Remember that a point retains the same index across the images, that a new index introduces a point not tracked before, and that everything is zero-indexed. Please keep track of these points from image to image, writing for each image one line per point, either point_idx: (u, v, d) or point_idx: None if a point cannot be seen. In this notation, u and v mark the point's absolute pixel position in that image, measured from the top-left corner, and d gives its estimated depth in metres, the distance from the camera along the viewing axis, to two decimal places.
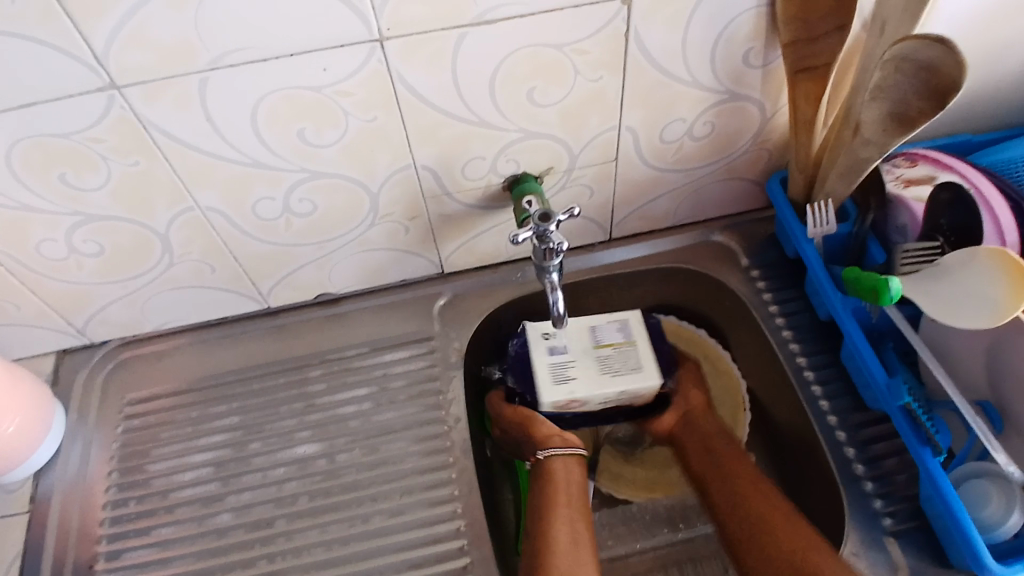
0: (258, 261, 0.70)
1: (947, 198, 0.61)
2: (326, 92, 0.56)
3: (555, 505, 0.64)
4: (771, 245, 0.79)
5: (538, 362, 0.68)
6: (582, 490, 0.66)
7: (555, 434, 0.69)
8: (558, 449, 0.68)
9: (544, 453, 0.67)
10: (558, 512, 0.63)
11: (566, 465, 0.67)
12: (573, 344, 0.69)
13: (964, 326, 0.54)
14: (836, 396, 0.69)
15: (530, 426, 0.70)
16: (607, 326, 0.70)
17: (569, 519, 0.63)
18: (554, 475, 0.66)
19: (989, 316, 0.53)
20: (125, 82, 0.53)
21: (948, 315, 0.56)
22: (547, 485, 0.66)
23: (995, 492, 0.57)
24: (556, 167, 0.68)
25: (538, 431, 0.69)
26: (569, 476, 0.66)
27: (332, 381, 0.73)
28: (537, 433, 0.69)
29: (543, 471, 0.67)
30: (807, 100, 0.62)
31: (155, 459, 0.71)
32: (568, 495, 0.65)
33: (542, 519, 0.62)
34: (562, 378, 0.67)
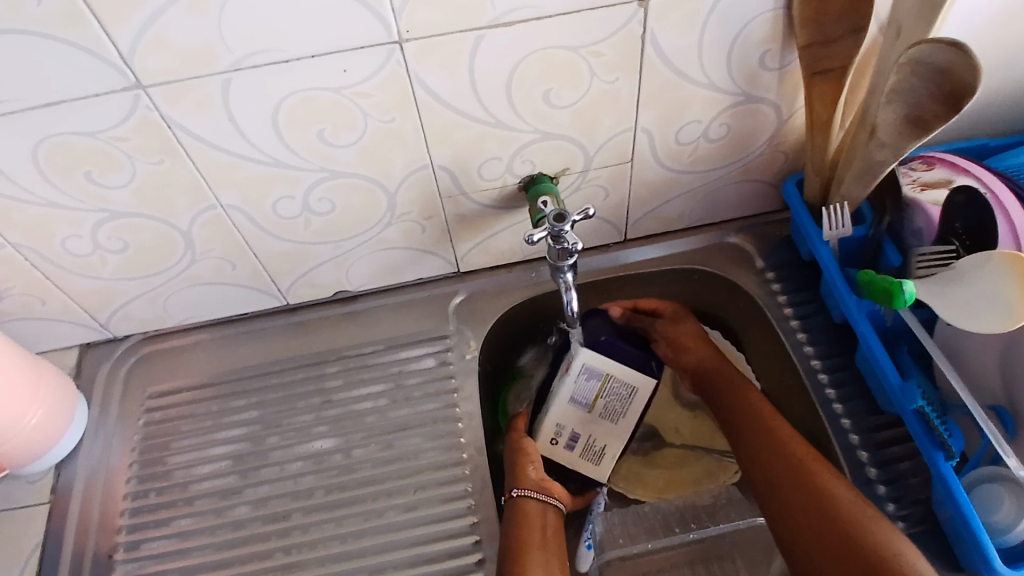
0: (277, 259, 0.71)
1: (961, 201, 0.61)
2: (345, 93, 0.57)
3: (528, 545, 0.61)
4: (786, 247, 0.79)
5: (572, 462, 0.71)
6: (553, 537, 0.64)
7: (538, 478, 0.67)
8: (536, 492, 0.66)
9: (520, 493, 0.65)
10: (531, 554, 0.61)
11: (540, 510, 0.65)
12: (573, 416, 0.70)
13: (980, 328, 0.54)
14: (851, 398, 0.69)
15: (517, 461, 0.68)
16: (580, 385, 0.69)
17: (546, 561, 0.61)
18: (527, 516, 0.64)
19: (1004, 319, 0.53)
20: (150, 82, 0.54)
21: (963, 317, 0.56)
22: (516, 524, 0.63)
23: (1007, 496, 0.57)
24: (572, 168, 0.69)
25: (523, 469, 0.68)
26: (542, 521, 0.64)
27: (349, 377, 0.74)
28: (521, 470, 0.67)
29: (516, 510, 0.65)
30: (823, 103, 0.62)
31: (174, 451, 0.72)
32: (540, 538, 0.63)
33: (516, 555, 0.60)
34: (598, 455, 0.71)
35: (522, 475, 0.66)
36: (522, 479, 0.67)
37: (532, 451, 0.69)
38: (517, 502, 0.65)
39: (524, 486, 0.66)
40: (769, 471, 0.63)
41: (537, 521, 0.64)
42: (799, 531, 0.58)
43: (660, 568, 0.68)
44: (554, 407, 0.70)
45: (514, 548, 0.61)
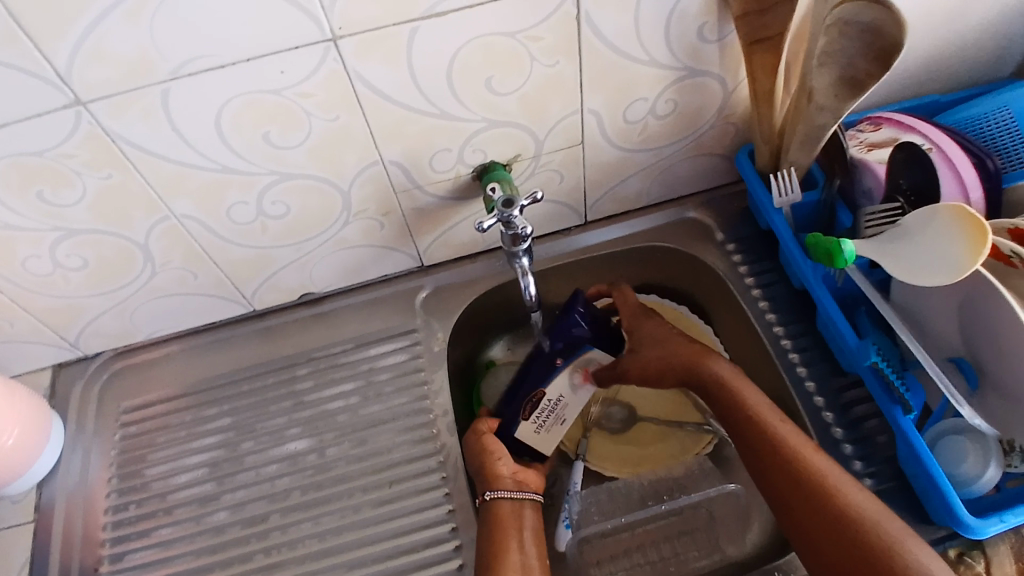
0: (238, 265, 0.72)
1: (903, 158, 0.62)
2: (287, 94, 0.57)
3: (501, 546, 0.60)
4: (746, 218, 0.80)
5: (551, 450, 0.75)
6: (531, 534, 0.63)
7: (508, 476, 0.65)
8: (509, 491, 0.64)
9: (493, 495, 0.64)
10: (506, 554, 0.59)
11: (514, 508, 0.63)
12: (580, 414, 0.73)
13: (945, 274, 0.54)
14: (814, 362, 0.70)
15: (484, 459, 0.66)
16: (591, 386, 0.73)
17: (521, 559, 0.60)
18: (500, 515, 0.63)
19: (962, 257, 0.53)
20: (91, 97, 0.54)
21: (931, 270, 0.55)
22: (491, 526, 0.62)
23: (971, 449, 0.58)
24: (524, 154, 0.69)
25: (491, 468, 0.66)
26: (518, 520, 0.63)
27: (319, 378, 0.75)
28: (490, 471, 0.66)
29: (490, 511, 0.63)
30: (764, 71, 0.63)
31: (151, 463, 0.73)
32: (515, 539, 0.61)
33: (489, 557, 0.59)
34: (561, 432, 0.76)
35: (492, 475, 0.65)
36: (492, 479, 0.65)
37: (498, 447, 0.67)
38: (490, 503, 0.63)
39: (495, 487, 0.64)
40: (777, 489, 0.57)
41: (512, 519, 0.63)
42: (816, 556, 0.54)
43: (639, 544, 0.69)
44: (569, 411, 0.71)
45: (487, 551, 0.60)
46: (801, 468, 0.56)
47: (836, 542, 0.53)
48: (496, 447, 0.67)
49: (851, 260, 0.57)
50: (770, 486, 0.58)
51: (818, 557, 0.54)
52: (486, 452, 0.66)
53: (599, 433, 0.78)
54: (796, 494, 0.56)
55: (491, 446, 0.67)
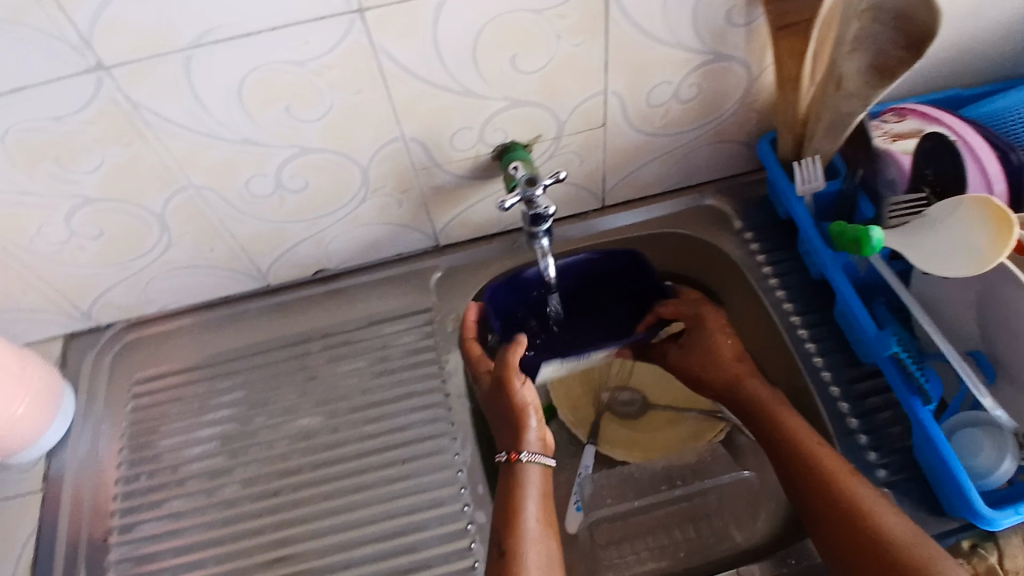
0: (254, 239, 0.71)
1: (930, 147, 0.61)
2: (308, 66, 0.57)
3: (526, 517, 0.57)
4: (764, 206, 0.79)
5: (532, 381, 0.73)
6: (551, 504, 0.60)
7: (539, 439, 0.62)
8: (539, 455, 0.61)
9: (528, 457, 0.60)
10: (531, 526, 0.57)
11: (542, 477, 0.61)
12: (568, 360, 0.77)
13: (971, 265, 0.54)
14: (830, 352, 0.69)
15: (518, 411, 0.62)
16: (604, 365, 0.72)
17: (545, 533, 0.57)
18: (527, 480, 0.60)
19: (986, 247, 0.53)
20: (112, 63, 0.53)
21: (954, 258, 0.55)
22: (517, 491, 0.59)
23: (987, 441, 0.58)
24: (544, 135, 0.69)
25: (523, 425, 0.62)
26: (540, 488, 0.60)
27: (332, 355, 0.75)
28: (523, 428, 0.62)
29: (517, 474, 0.60)
30: (791, 57, 0.62)
31: (163, 435, 0.73)
32: (539, 509, 0.59)
33: (513, 527, 0.57)
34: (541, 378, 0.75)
35: (527, 437, 0.61)
36: (523, 438, 0.61)
37: (536, 402, 0.63)
38: (520, 465, 0.60)
39: (526, 449, 0.61)
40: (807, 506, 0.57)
41: (536, 486, 0.60)
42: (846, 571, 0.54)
43: (649, 527, 0.69)
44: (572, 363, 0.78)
45: (511, 517, 0.57)
46: (836, 485, 0.56)
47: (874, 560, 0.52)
48: (533, 400, 0.62)
49: (879, 247, 0.57)
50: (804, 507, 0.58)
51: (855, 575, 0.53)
52: (526, 408, 0.61)
53: (611, 416, 0.78)
54: (826, 509, 0.56)
55: (530, 399, 0.62)
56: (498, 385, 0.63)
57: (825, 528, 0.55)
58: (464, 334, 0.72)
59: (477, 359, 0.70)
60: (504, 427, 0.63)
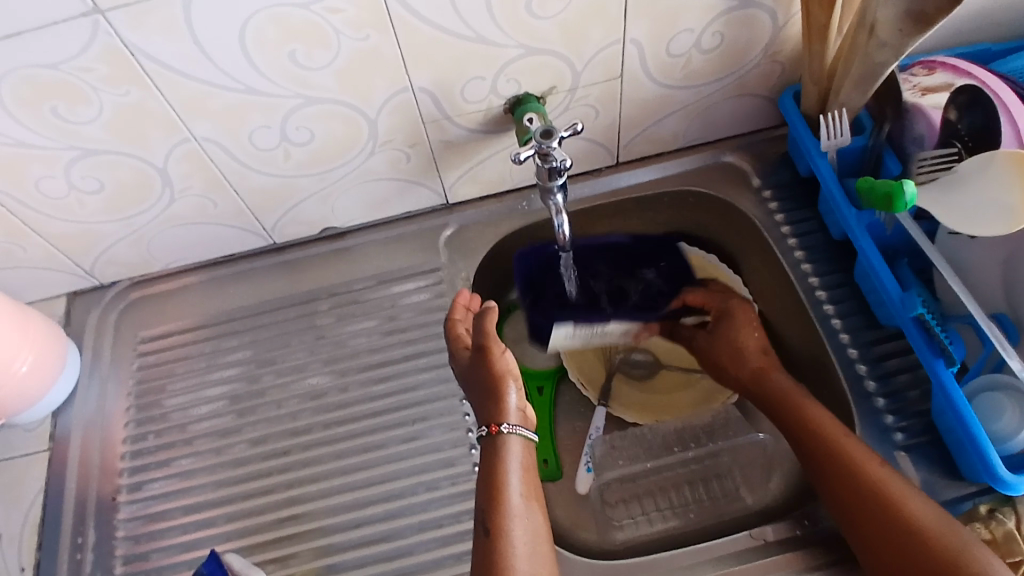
0: (260, 194, 0.69)
1: (964, 102, 0.60)
2: (315, 9, 0.54)
3: (510, 492, 0.56)
4: (784, 164, 0.77)
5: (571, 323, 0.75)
6: (534, 477, 0.58)
7: (519, 409, 0.58)
8: (520, 427, 0.58)
9: (511, 428, 0.57)
10: (515, 502, 0.55)
11: (526, 450, 0.58)
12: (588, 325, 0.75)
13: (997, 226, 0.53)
14: (849, 314, 0.68)
15: (498, 380, 0.58)
16: None
17: (529, 507, 0.56)
18: (509, 453, 0.57)
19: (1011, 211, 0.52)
20: (110, 6, 0.51)
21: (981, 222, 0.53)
22: (497, 466, 0.57)
23: (1011, 405, 0.56)
24: (559, 87, 0.66)
25: (502, 395, 0.58)
26: (523, 461, 0.58)
27: (340, 314, 0.73)
28: (503, 398, 0.58)
29: (497, 448, 0.57)
30: (821, 4, 0.59)
31: (170, 394, 0.72)
32: (522, 484, 0.57)
33: (499, 503, 0.55)
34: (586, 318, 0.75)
35: (506, 406, 0.57)
36: (503, 408, 0.58)
37: (515, 370, 0.59)
38: (501, 437, 0.57)
39: (507, 420, 0.58)
40: (824, 479, 0.57)
41: (519, 459, 0.58)
42: (867, 556, 0.53)
43: (659, 487, 0.69)
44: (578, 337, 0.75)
45: (494, 493, 0.56)
46: (861, 471, 0.55)
47: (893, 549, 0.52)
48: (511, 368, 0.59)
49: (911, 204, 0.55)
50: (824, 490, 0.57)
51: (873, 558, 0.53)
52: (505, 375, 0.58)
53: (622, 377, 0.77)
54: (851, 493, 0.55)
55: (510, 367, 0.59)
56: (477, 353, 0.60)
57: (840, 501, 0.56)
58: (450, 313, 0.65)
59: (459, 334, 0.64)
60: (480, 399, 0.59)
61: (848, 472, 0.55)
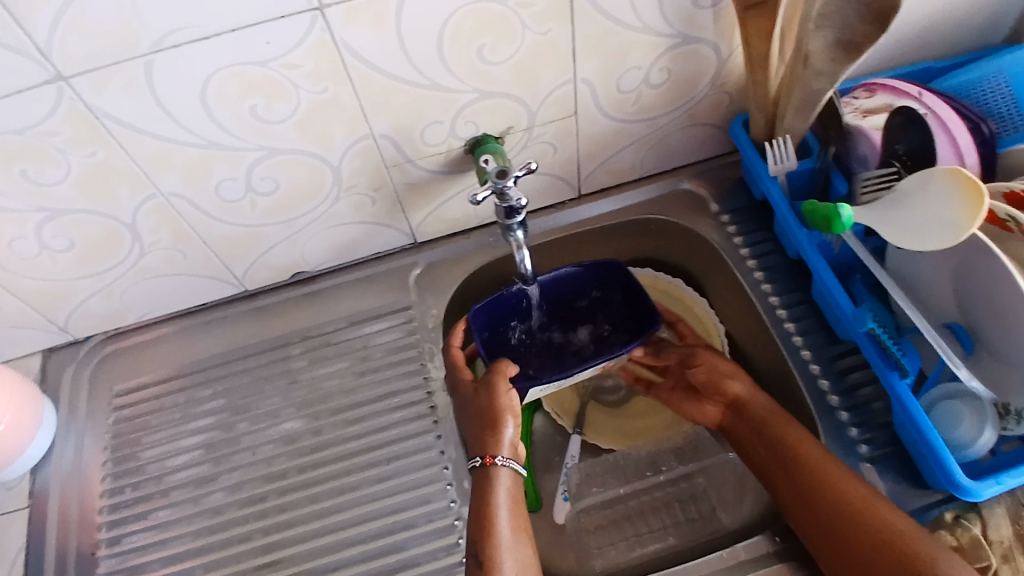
0: (228, 243, 0.70)
1: (900, 122, 0.62)
2: (272, 66, 0.56)
3: (500, 526, 0.57)
4: (740, 188, 0.79)
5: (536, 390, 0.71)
6: (522, 511, 0.60)
7: (513, 443, 0.62)
8: (510, 459, 0.61)
9: (503, 462, 0.60)
10: (505, 535, 0.57)
11: (514, 483, 0.61)
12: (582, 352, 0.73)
13: (938, 246, 0.53)
14: (810, 331, 0.70)
15: (498, 413, 0.62)
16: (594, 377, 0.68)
17: (517, 539, 0.58)
18: (498, 486, 0.60)
19: (953, 233, 0.52)
20: (72, 72, 0.52)
21: (920, 240, 0.54)
22: (488, 498, 0.59)
23: (968, 413, 0.58)
24: (516, 126, 0.68)
25: (500, 428, 0.62)
26: (512, 493, 0.60)
27: (312, 358, 0.74)
28: (500, 432, 0.61)
29: (488, 479, 0.60)
30: (760, 38, 0.62)
31: (147, 446, 0.72)
32: (510, 516, 0.59)
33: (491, 535, 0.57)
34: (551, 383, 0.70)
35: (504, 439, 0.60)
36: (499, 441, 0.61)
37: (517, 408, 0.62)
38: (493, 470, 0.60)
39: (499, 453, 0.61)
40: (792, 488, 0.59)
41: (508, 492, 0.60)
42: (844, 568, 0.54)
43: (638, 513, 0.70)
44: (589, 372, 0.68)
45: (485, 527, 0.57)
46: (832, 485, 0.56)
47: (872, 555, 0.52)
48: (513, 406, 0.62)
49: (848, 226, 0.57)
50: (799, 504, 0.58)
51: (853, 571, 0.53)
52: (507, 411, 0.61)
53: (595, 405, 0.78)
54: (827, 505, 0.56)
55: (512, 404, 0.62)
56: (484, 385, 0.63)
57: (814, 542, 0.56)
58: (455, 345, 0.69)
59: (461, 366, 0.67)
60: (479, 426, 0.62)
61: (820, 484, 0.57)
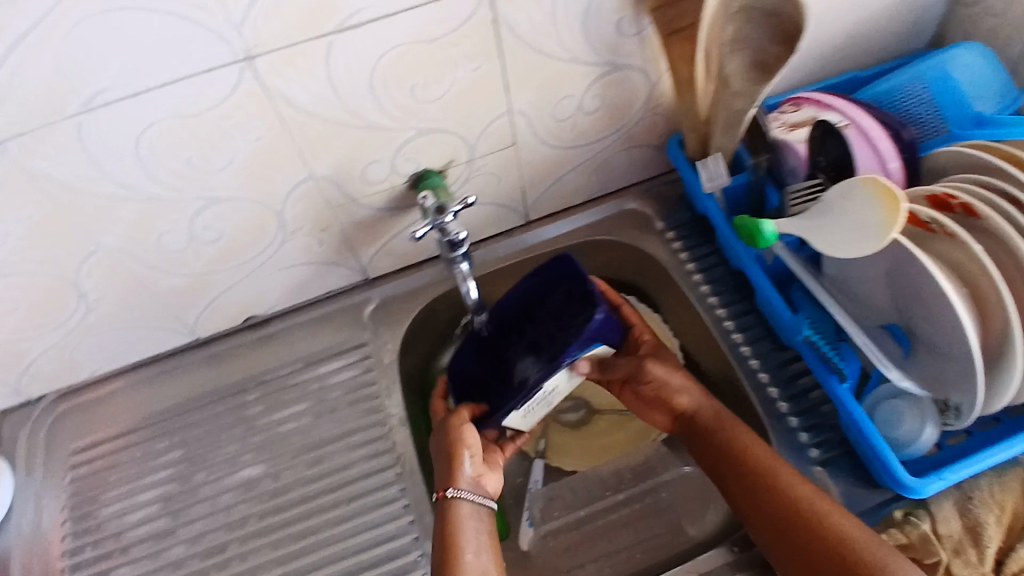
0: (176, 293, 0.70)
1: (819, 134, 0.64)
2: (205, 117, 0.56)
3: (461, 553, 0.58)
4: (683, 204, 0.81)
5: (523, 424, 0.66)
6: (487, 539, 0.61)
7: (472, 475, 0.63)
8: (469, 491, 0.62)
9: (453, 494, 0.61)
10: (467, 563, 0.58)
11: (474, 513, 0.62)
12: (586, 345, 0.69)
13: (862, 253, 0.55)
14: (757, 339, 0.71)
15: (454, 447, 0.63)
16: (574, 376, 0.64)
17: (478, 567, 0.58)
18: (456, 516, 0.60)
19: (875, 241, 0.54)
20: (3, 136, 0.53)
21: (847, 249, 0.56)
22: (447, 529, 0.60)
23: (908, 411, 0.61)
24: (457, 160, 0.69)
25: (458, 462, 0.63)
26: (477, 522, 0.61)
27: (269, 402, 0.74)
28: (456, 465, 0.63)
29: (445, 511, 0.61)
30: (684, 61, 0.64)
31: (106, 502, 0.71)
32: (473, 545, 0.59)
33: (453, 567, 0.57)
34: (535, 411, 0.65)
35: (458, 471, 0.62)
36: (455, 474, 0.62)
37: (473, 441, 0.63)
38: (447, 502, 0.61)
39: (455, 485, 0.62)
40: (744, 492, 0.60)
41: (471, 521, 0.61)
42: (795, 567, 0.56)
43: (603, 534, 0.71)
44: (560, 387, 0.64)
45: (446, 555, 0.58)
46: (781, 487, 0.58)
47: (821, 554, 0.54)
48: (470, 440, 0.63)
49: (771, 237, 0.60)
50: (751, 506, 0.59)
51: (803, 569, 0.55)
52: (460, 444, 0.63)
53: (556, 427, 0.78)
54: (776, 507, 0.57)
55: (467, 438, 0.63)
56: (444, 422, 0.65)
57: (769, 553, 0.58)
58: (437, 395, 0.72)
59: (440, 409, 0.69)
60: (441, 462, 0.64)
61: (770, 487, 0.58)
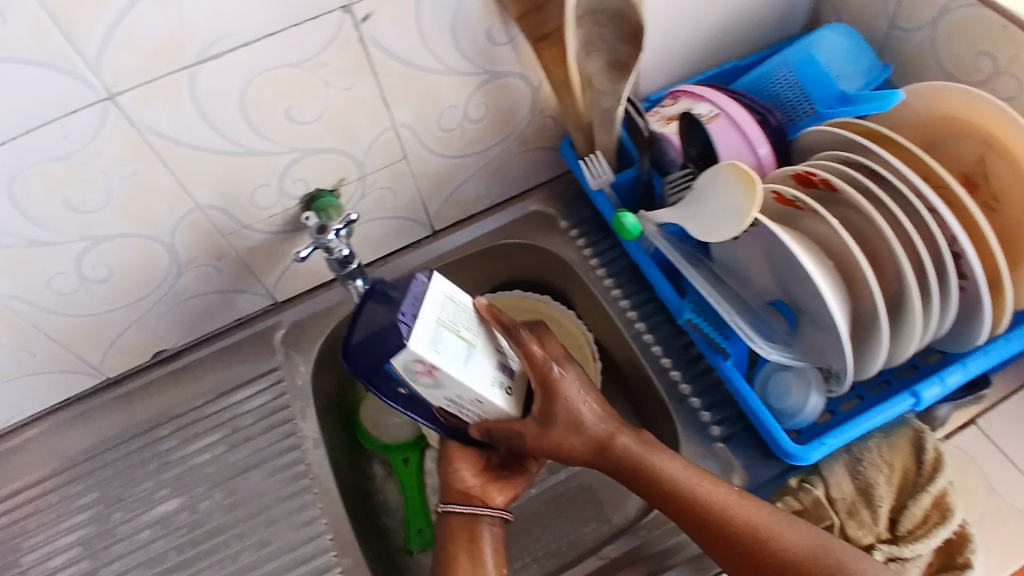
0: (77, 334, 0.70)
1: (685, 125, 0.66)
2: (75, 158, 0.57)
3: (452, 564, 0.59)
4: (584, 201, 0.83)
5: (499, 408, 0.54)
6: (481, 547, 0.60)
7: (468, 486, 0.63)
8: (459, 505, 0.62)
9: (443, 508, 0.62)
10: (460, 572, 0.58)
11: (466, 522, 0.61)
12: (453, 320, 0.51)
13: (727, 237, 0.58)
14: (658, 326, 0.73)
15: (447, 461, 0.64)
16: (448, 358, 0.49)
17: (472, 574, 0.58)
18: (449, 530, 0.61)
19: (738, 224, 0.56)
20: None
21: (716, 234, 0.59)
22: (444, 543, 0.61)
23: (795, 381, 0.63)
24: (347, 177, 0.70)
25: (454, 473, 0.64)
26: (472, 533, 0.61)
27: (183, 436, 0.74)
28: (450, 479, 0.63)
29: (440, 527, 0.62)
30: (556, 64, 0.66)
31: (26, 550, 0.70)
32: (468, 555, 0.60)
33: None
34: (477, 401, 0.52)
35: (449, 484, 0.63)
36: (450, 487, 0.63)
37: (461, 451, 0.64)
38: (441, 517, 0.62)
39: (448, 498, 0.63)
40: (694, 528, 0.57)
41: (466, 532, 0.61)
42: None
43: (527, 529, 0.72)
44: (461, 393, 0.51)
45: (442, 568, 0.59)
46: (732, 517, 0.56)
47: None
48: (461, 451, 0.64)
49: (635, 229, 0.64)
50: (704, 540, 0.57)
51: None
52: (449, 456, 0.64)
53: None
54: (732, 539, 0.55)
55: (452, 450, 0.64)
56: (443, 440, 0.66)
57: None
58: None
59: None
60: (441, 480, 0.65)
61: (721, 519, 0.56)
